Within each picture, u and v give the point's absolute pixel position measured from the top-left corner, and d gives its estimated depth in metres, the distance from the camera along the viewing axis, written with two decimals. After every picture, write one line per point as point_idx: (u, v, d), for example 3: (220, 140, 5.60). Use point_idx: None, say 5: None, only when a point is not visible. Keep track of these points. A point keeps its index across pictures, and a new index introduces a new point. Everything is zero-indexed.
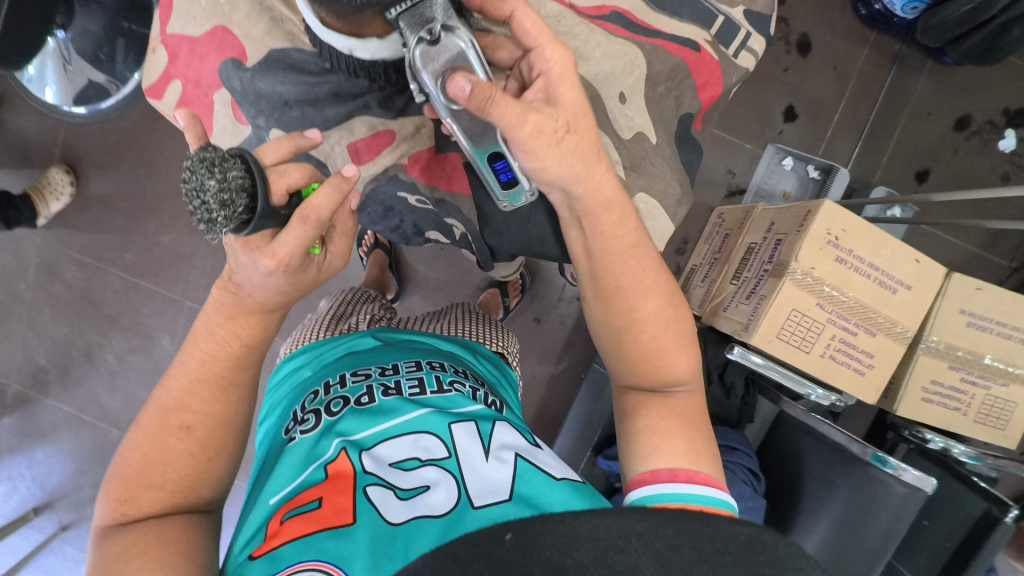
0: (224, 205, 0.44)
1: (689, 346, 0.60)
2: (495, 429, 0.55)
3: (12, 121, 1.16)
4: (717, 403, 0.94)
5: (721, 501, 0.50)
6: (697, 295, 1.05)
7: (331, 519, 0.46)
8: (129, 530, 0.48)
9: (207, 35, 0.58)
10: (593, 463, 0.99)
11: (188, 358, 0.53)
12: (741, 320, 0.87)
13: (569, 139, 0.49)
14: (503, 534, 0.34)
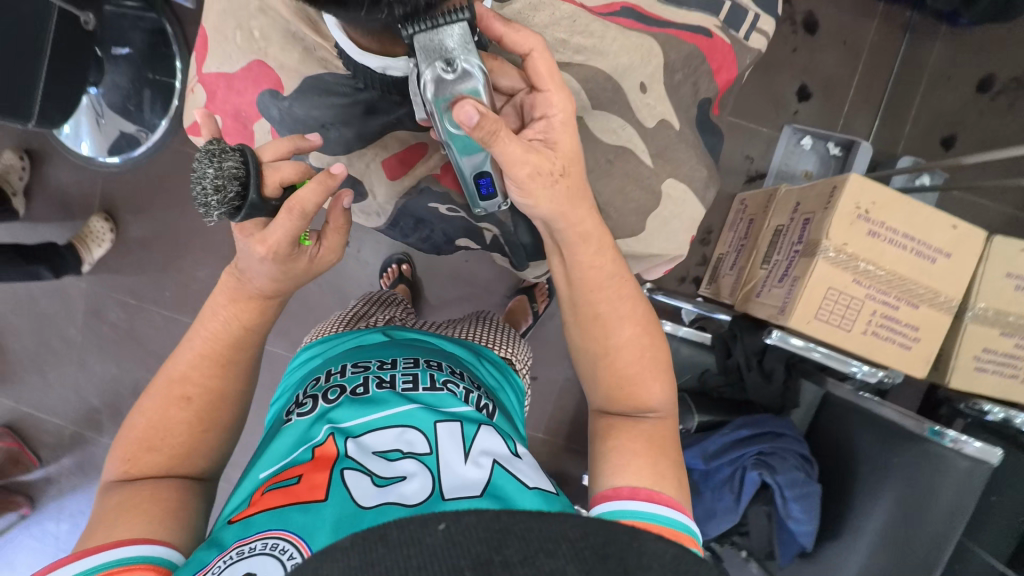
0: (218, 192, 0.46)
1: (666, 371, 0.58)
2: (479, 432, 0.53)
3: (51, 176, 1.22)
4: (758, 390, 0.89)
5: (682, 523, 0.48)
6: (727, 284, 1.04)
7: (304, 495, 0.46)
8: (128, 486, 0.50)
9: (243, 70, 0.61)
10: None
11: (195, 334, 0.56)
12: (775, 304, 0.86)
13: (561, 184, 0.51)
14: (436, 524, 0.32)
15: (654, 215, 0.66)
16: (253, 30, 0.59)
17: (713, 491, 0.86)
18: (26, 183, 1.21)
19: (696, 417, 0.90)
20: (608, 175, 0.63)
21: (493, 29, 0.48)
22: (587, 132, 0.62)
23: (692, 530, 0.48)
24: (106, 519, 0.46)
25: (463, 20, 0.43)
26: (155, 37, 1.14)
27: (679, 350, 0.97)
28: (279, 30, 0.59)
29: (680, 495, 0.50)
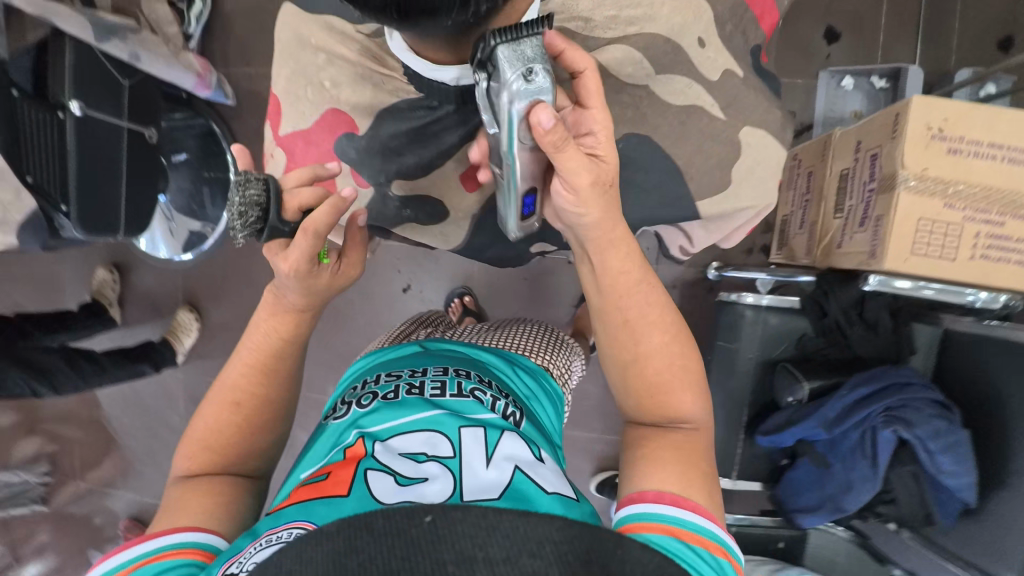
0: (239, 216, 0.49)
1: (699, 381, 0.55)
2: (502, 437, 0.53)
3: (139, 282, 1.34)
4: (868, 344, 0.85)
5: (710, 530, 0.45)
6: (801, 243, 0.99)
7: (330, 489, 0.47)
8: (185, 482, 0.54)
9: (318, 122, 0.66)
10: (750, 444, 0.93)
11: (244, 344, 0.58)
12: (863, 251, 0.81)
13: (608, 192, 0.50)
14: (423, 516, 0.36)
15: (739, 164, 0.62)
16: (324, 80, 0.65)
17: (845, 460, 0.80)
18: (119, 292, 1.33)
19: (806, 384, 0.83)
20: (684, 139, 0.61)
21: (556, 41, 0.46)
22: (655, 98, 0.61)
23: (721, 538, 0.45)
24: (168, 507, 0.51)
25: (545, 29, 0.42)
26: (206, 139, 1.25)
27: (767, 321, 0.91)
28: (353, 72, 0.63)
29: (712, 506, 0.47)
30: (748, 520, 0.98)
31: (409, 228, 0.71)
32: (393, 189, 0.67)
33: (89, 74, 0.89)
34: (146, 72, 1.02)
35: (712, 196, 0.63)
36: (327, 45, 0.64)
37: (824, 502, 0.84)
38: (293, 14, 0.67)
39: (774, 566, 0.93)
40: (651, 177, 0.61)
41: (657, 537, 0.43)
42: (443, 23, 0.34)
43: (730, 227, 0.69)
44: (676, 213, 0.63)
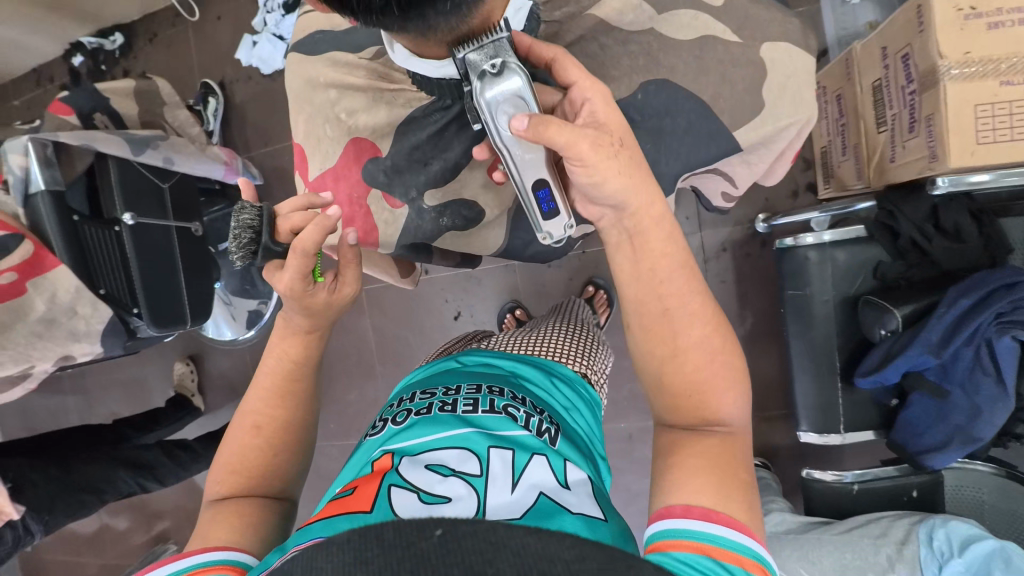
0: (236, 239, 0.58)
1: (741, 383, 0.51)
2: (530, 462, 0.52)
3: (212, 367, 1.42)
4: (954, 255, 0.78)
5: (748, 548, 0.41)
6: (850, 170, 0.93)
7: (353, 505, 0.47)
8: (217, 504, 0.55)
9: (343, 154, 0.68)
10: (851, 390, 0.86)
11: (260, 370, 0.61)
12: (921, 155, 0.75)
13: (623, 154, 0.48)
14: (433, 530, 0.35)
15: (768, 84, 0.58)
16: (341, 115, 0.68)
17: (966, 385, 0.74)
18: (198, 382, 1.42)
19: (898, 312, 0.76)
20: (705, 73, 0.58)
21: (524, 42, 0.52)
22: (663, 39, 0.59)
23: (762, 557, 0.41)
24: (200, 529, 0.52)
25: (505, 35, 0.47)
26: None
27: (835, 259, 0.85)
28: (365, 97, 0.67)
29: (750, 521, 0.43)
30: (870, 474, 0.90)
31: (449, 238, 0.70)
32: (427, 203, 0.67)
33: (135, 188, 0.97)
34: (183, 173, 1.08)
35: (750, 123, 0.59)
36: (339, 83, 0.68)
37: (951, 437, 0.77)
38: (297, 62, 0.71)
39: (913, 517, 0.85)
40: (681, 120, 0.59)
41: (685, 556, 0.40)
42: (438, 13, 0.41)
43: (776, 153, 0.63)
44: (715, 149, 0.60)
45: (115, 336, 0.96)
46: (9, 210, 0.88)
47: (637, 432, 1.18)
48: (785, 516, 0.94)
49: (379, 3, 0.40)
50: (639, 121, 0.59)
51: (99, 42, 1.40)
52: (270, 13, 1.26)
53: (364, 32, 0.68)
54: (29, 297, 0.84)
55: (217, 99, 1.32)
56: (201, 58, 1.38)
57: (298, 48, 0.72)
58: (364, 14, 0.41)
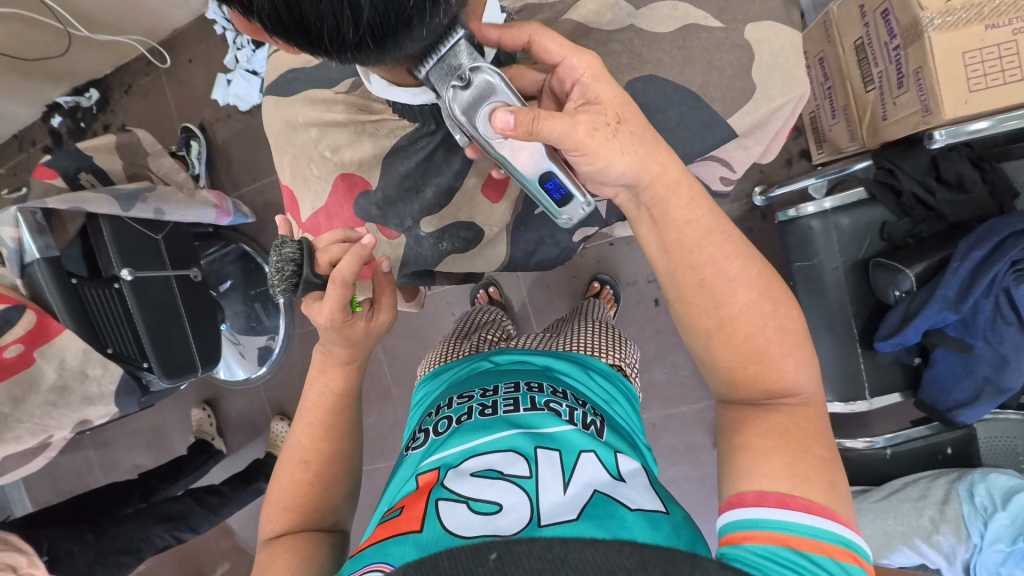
0: (277, 272, 0.55)
1: (807, 351, 0.49)
2: (579, 460, 0.51)
3: (231, 409, 1.42)
4: (961, 206, 0.77)
5: (830, 533, 0.40)
6: (842, 133, 0.92)
7: (404, 525, 0.47)
8: (273, 542, 0.55)
9: (333, 193, 0.67)
10: (873, 356, 0.84)
11: (303, 405, 0.62)
12: (915, 109, 0.74)
13: (623, 130, 0.47)
14: (488, 554, 0.35)
15: (757, 65, 0.56)
16: (327, 150, 0.67)
17: (989, 336, 0.73)
18: (217, 426, 1.41)
19: (910, 272, 0.75)
20: (691, 63, 0.57)
21: (491, 36, 0.50)
22: (644, 34, 0.59)
23: (851, 543, 0.40)
24: (262, 569, 0.53)
25: (462, 32, 0.44)
26: (244, 261, 1.33)
27: (839, 225, 0.83)
28: (348, 132, 0.66)
29: (831, 501, 0.42)
30: (901, 436, 0.88)
31: (450, 262, 0.68)
32: (425, 230, 0.66)
33: (131, 245, 0.97)
34: (174, 222, 1.08)
35: (742, 108, 0.57)
36: (319, 121, 0.67)
37: (980, 389, 0.76)
38: (274, 105, 0.71)
39: (951, 475, 0.83)
40: (672, 115, 0.58)
41: (762, 549, 0.40)
42: (414, 39, 0.41)
43: (771, 134, 0.61)
44: (711, 139, 0.58)
45: (127, 394, 0.95)
46: (8, 282, 0.88)
47: (661, 422, 1.17)
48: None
49: (353, 38, 0.38)
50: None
51: (76, 101, 1.39)
52: (241, 50, 1.28)
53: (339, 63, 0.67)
54: (39, 366, 0.84)
55: (199, 142, 1.32)
56: (179, 104, 1.38)
57: (272, 90, 0.71)
58: (337, 50, 0.39)
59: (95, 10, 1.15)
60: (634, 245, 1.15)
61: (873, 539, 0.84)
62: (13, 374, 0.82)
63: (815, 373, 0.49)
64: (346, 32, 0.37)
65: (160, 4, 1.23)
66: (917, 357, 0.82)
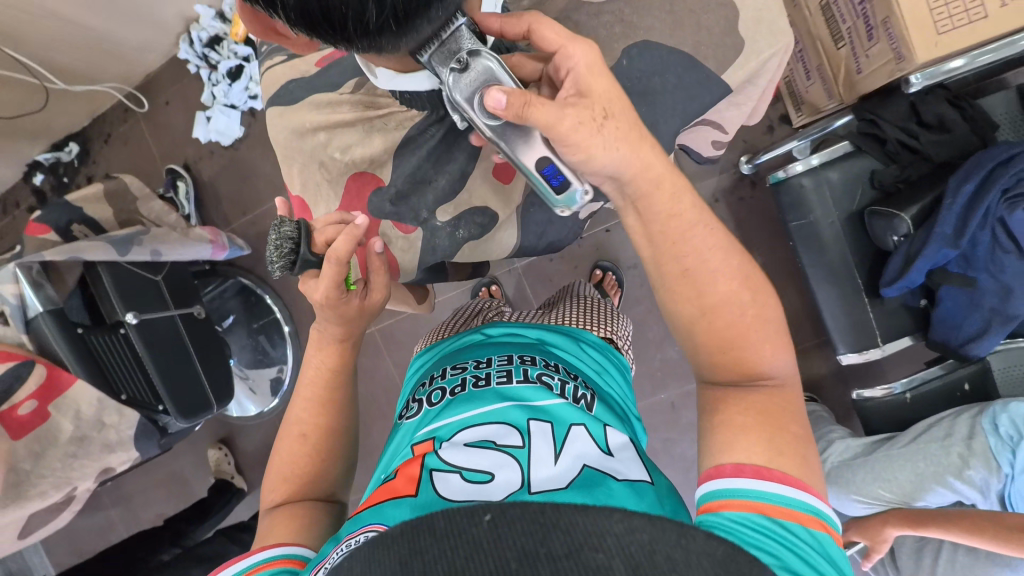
0: (276, 250, 0.55)
1: (778, 333, 0.50)
2: (570, 433, 0.55)
3: (247, 446, 1.40)
4: (946, 145, 0.79)
5: (802, 502, 0.42)
6: (819, 94, 0.94)
7: (399, 490, 0.50)
8: (273, 510, 0.57)
9: (345, 195, 0.68)
10: (880, 304, 0.86)
11: (300, 381, 0.62)
12: (888, 57, 0.76)
13: (610, 125, 0.48)
14: (483, 516, 0.35)
15: (744, 21, 0.57)
16: (338, 150, 0.67)
17: (991, 268, 0.75)
18: (235, 464, 1.39)
19: (906, 215, 0.77)
20: (681, 26, 0.58)
21: (494, 27, 0.52)
22: (634, 2, 0.59)
23: (819, 511, 0.42)
24: (264, 533, 0.54)
25: (463, 20, 0.46)
26: (243, 295, 1.33)
27: (830, 180, 0.86)
28: (358, 130, 0.67)
29: (802, 473, 0.43)
30: (918, 378, 0.90)
31: (467, 250, 0.69)
32: (441, 220, 0.67)
33: (131, 288, 0.97)
34: (172, 261, 1.07)
35: (734, 63, 0.58)
36: (327, 125, 0.67)
37: (989, 319, 0.78)
38: (279, 116, 0.70)
39: (972, 412, 0.84)
40: (669, 78, 0.59)
41: (738, 515, 0.41)
42: (430, 20, 0.42)
43: (762, 89, 0.63)
44: (707, 98, 0.59)
45: (147, 437, 0.93)
46: (12, 339, 0.87)
47: (679, 400, 1.17)
48: (846, 442, 0.93)
49: (376, 23, 0.39)
50: (630, 87, 0.59)
51: (56, 156, 1.38)
52: (217, 85, 1.29)
53: (340, 68, 0.69)
54: (55, 420, 0.83)
55: (186, 181, 1.32)
56: (161, 147, 1.37)
57: (274, 101, 0.71)
58: (360, 36, 0.40)
59: (61, 58, 1.16)
60: None
61: (907, 483, 0.86)
62: (30, 432, 0.81)
63: (789, 359, 0.50)
64: (370, 18, 0.38)
65: (129, 48, 1.24)
66: (924, 298, 0.83)
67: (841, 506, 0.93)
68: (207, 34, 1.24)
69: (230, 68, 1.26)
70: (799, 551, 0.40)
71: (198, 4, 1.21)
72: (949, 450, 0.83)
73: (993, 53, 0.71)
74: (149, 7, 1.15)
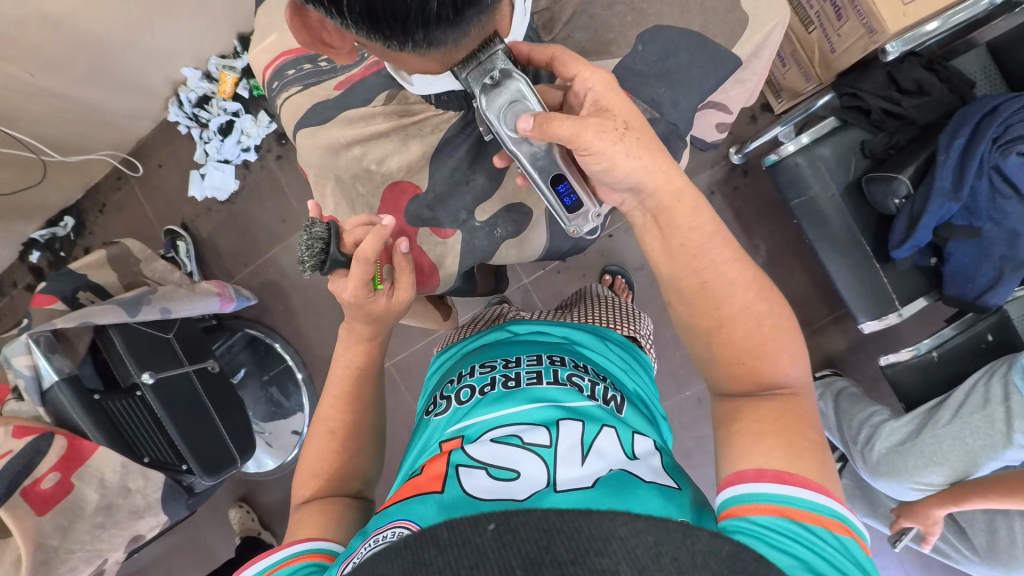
0: (307, 249, 0.57)
1: (799, 347, 0.51)
2: (599, 434, 0.54)
3: (269, 503, 1.35)
4: (929, 107, 0.83)
5: (826, 507, 0.41)
6: (797, 78, 0.97)
7: (426, 486, 0.51)
8: (303, 504, 0.58)
9: (382, 202, 0.69)
10: (894, 267, 0.87)
11: (329, 375, 0.62)
12: (860, 34, 0.80)
13: (630, 136, 0.49)
14: (487, 524, 0.34)
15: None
16: (370, 165, 0.68)
17: (995, 215, 0.76)
18: (259, 523, 1.34)
19: (903, 176, 0.79)
20: (688, 8, 0.61)
21: (524, 49, 0.54)
22: None
23: (844, 517, 0.41)
24: (294, 526, 0.55)
25: (502, 46, 0.49)
26: (253, 346, 1.31)
27: (823, 156, 0.88)
28: (393, 139, 0.67)
29: (824, 479, 0.42)
30: (942, 335, 0.90)
31: (505, 248, 0.71)
32: (480, 219, 0.68)
33: (143, 350, 0.95)
34: (182, 319, 1.05)
35: (741, 37, 0.61)
36: (361, 138, 0.68)
37: (1002, 267, 0.79)
38: (309, 137, 0.70)
39: (999, 368, 0.84)
40: (683, 58, 0.61)
41: (764, 519, 0.40)
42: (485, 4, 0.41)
43: (765, 62, 0.65)
44: (721, 72, 0.62)
45: (175, 498, 0.91)
46: (29, 413, 0.85)
47: (705, 395, 1.17)
48: (893, 425, 0.91)
49: (437, 9, 0.39)
50: (648, 70, 0.61)
51: (51, 231, 1.38)
52: (209, 142, 1.31)
53: (366, 86, 0.69)
54: (79, 490, 0.80)
55: (186, 240, 1.32)
56: (157, 210, 1.38)
57: (303, 123, 0.71)
58: (420, 27, 0.40)
59: (54, 131, 1.17)
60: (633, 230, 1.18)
61: (959, 463, 0.86)
62: (55, 505, 0.77)
63: (805, 366, 0.51)
64: (431, 5, 0.38)
65: (119, 117, 1.26)
66: (933, 257, 0.85)
67: (894, 491, 0.92)
68: (196, 95, 1.28)
69: (222, 125, 1.29)
70: (827, 556, 0.39)
71: (184, 67, 1.24)
72: (991, 417, 0.83)
73: (965, 10, 0.75)
74: (138, 75, 1.19)
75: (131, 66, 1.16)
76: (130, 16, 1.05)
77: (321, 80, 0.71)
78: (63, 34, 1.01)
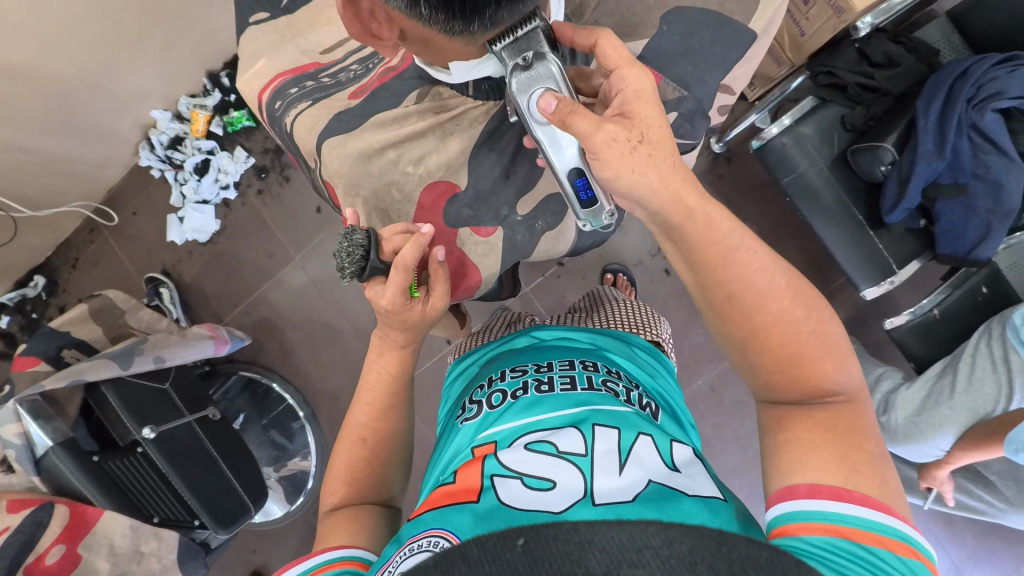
0: (348, 256, 0.56)
1: (847, 354, 0.50)
2: (637, 441, 0.52)
3: (277, 555, 1.27)
4: (900, 78, 0.87)
5: (887, 526, 0.40)
6: (769, 65, 1.02)
7: (461, 496, 0.49)
8: (331, 511, 0.55)
9: (418, 208, 0.68)
10: (890, 233, 0.90)
11: (361, 381, 0.61)
12: (829, 13, 0.88)
13: (643, 151, 0.50)
14: (515, 540, 0.32)
15: None
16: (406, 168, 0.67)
17: (978, 171, 0.80)
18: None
19: (887, 144, 0.81)
20: None
21: (566, 34, 0.55)
22: None
23: (907, 536, 0.40)
24: (322, 532, 0.52)
25: (540, 24, 0.49)
26: (250, 389, 1.26)
27: (806, 134, 0.90)
28: (431, 139, 0.67)
29: (884, 495, 0.42)
30: (943, 293, 0.93)
31: (547, 239, 0.73)
32: (522, 213, 0.70)
33: (141, 403, 0.89)
34: (177, 365, 1.00)
35: (757, 11, 0.64)
36: (394, 141, 0.66)
37: (990, 220, 0.82)
38: (337, 146, 0.67)
39: (996, 327, 0.87)
40: (704, 37, 0.64)
41: (819, 540, 0.40)
42: None
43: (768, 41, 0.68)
44: (741, 48, 0.65)
45: (193, 557, 0.85)
46: (21, 485, 0.78)
47: (717, 381, 1.17)
48: (906, 393, 0.93)
49: None
50: (672, 49, 0.65)
51: (21, 293, 1.30)
52: (185, 184, 1.27)
53: (391, 89, 0.68)
54: (88, 561, 0.74)
55: (169, 287, 1.27)
56: (134, 258, 1.32)
57: (327, 133, 0.68)
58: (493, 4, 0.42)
59: (18, 187, 1.12)
60: (628, 227, 1.19)
61: None
62: None
63: (855, 371, 0.50)
64: None
65: (88, 166, 1.21)
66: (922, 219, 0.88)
67: (904, 451, 0.96)
68: (167, 137, 1.24)
69: (197, 165, 1.26)
70: None
71: (153, 109, 1.21)
72: (1001, 383, 0.86)
73: None
74: (105, 121, 1.15)
75: (98, 113, 1.12)
76: (99, 58, 1.02)
77: (330, 94, 0.71)
78: (29, 82, 0.97)
